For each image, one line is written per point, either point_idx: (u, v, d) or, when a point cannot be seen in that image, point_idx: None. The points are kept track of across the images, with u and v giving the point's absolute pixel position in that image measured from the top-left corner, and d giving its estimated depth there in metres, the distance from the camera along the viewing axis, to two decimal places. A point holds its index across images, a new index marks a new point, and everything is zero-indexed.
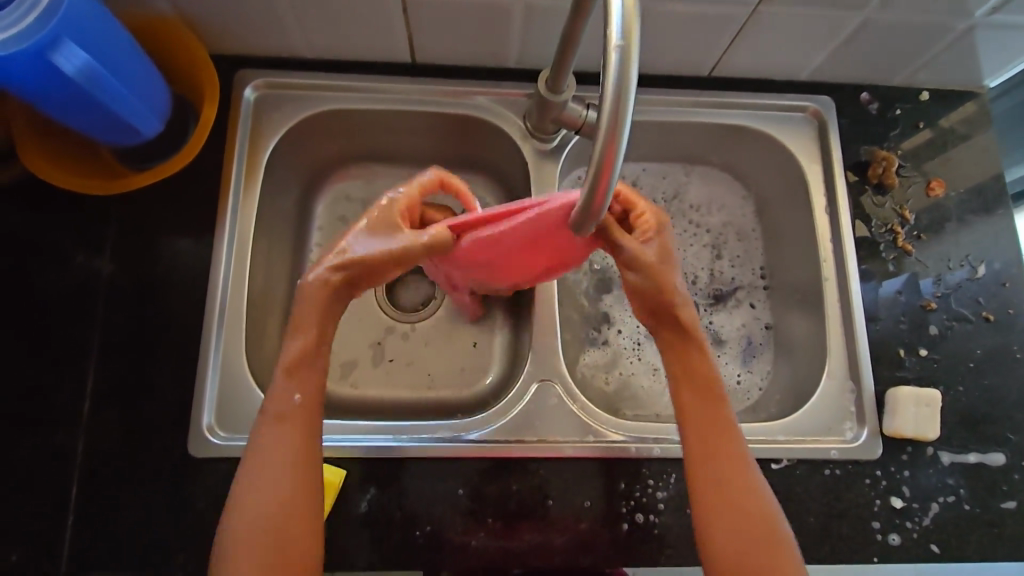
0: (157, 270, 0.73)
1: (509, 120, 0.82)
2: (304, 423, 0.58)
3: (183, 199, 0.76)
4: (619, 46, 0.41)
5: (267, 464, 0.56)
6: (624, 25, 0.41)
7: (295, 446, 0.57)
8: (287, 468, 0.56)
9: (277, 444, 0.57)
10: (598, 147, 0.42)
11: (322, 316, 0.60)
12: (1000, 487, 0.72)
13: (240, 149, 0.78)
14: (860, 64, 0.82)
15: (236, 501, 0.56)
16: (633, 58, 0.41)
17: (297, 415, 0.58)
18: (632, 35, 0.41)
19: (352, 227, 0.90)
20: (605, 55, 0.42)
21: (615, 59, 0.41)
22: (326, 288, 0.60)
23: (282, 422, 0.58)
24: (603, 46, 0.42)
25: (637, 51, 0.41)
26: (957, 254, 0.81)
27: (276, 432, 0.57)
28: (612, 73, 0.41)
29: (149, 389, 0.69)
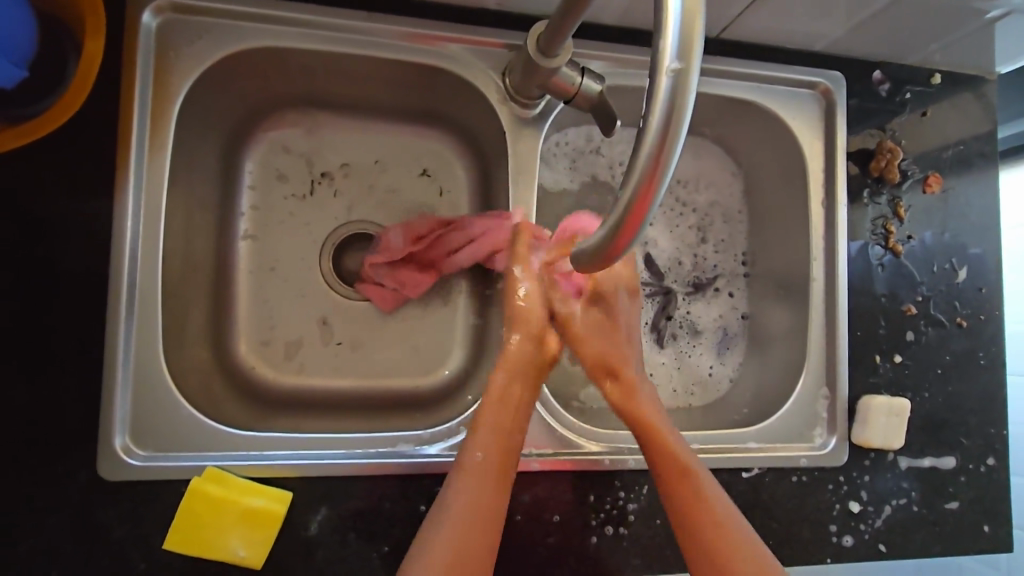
0: (39, 251, 0.58)
1: (485, 74, 0.69)
2: (498, 468, 0.58)
3: (67, 158, 0.59)
4: (674, 70, 0.32)
5: (491, 513, 0.56)
6: (682, 40, 0.32)
7: (495, 492, 0.57)
8: (483, 520, 0.55)
9: (482, 496, 0.56)
10: (628, 196, 0.35)
11: (482, 497, 0.56)
12: (947, 488, 0.75)
13: (142, 94, 0.60)
14: (879, 39, 0.73)
15: (439, 523, 0.54)
16: (689, 87, 0.32)
17: (493, 468, 0.57)
18: (692, 55, 0.32)
19: (290, 184, 0.76)
20: (655, 77, 0.32)
21: (667, 86, 0.32)
22: (478, 471, 0.57)
23: (484, 475, 0.57)
24: (653, 64, 0.33)
25: (694, 78, 0.32)
26: (942, 257, 0.78)
27: (482, 486, 0.56)
28: (660, 103, 0.32)
29: (42, 401, 0.57)
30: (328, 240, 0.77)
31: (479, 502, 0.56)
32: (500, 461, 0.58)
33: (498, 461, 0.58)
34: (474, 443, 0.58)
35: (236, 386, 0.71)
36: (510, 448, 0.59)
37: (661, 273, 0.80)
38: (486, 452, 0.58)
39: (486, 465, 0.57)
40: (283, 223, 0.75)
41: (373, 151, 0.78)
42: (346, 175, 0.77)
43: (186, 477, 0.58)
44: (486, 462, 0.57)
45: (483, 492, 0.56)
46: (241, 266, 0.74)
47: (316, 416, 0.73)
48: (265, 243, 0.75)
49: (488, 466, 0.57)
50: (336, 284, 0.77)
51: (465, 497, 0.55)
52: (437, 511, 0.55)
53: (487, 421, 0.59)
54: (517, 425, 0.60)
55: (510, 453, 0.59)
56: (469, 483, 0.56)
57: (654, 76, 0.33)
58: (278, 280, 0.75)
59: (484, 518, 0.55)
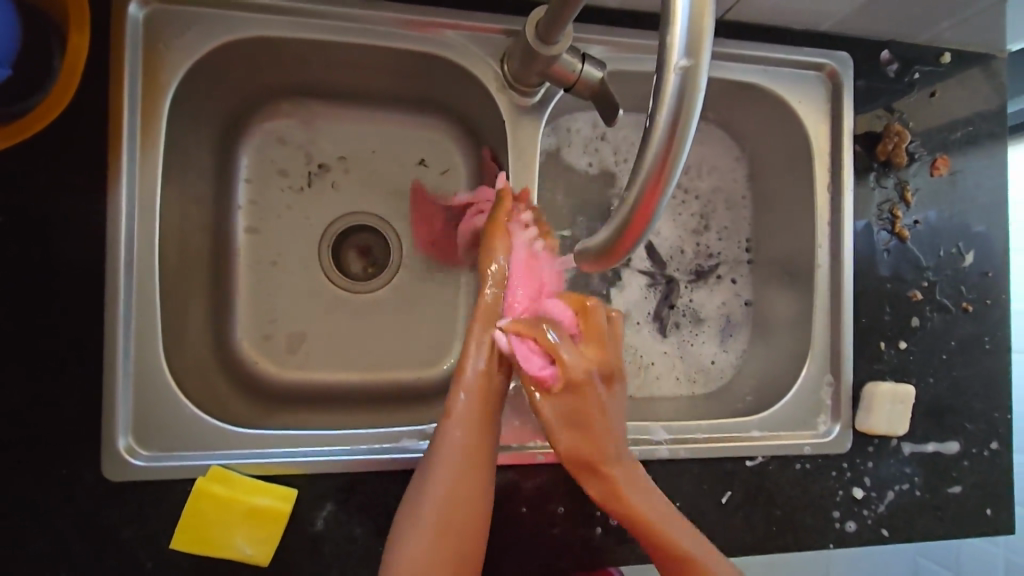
0: (33, 251, 0.57)
1: (483, 62, 0.67)
2: (483, 411, 0.58)
3: (57, 155, 0.58)
4: (683, 67, 0.30)
5: (484, 453, 0.57)
6: (691, 34, 0.30)
7: (484, 432, 0.58)
8: (473, 462, 0.56)
9: (473, 439, 0.57)
10: (633, 197, 0.33)
11: (473, 438, 0.57)
12: (950, 473, 0.75)
13: (132, 88, 0.59)
14: (888, 18, 0.71)
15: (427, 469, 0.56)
16: (699, 84, 0.31)
17: (479, 411, 0.58)
18: (702, 49, 0.30)
19: (286, 177, 0.75)
20: (663, 75, 0.31)
21: (675, 84, 0.30)
22: (465, 414, 0.58)
23: (472, 419, 0.58)
24: (660, 61, 0.31)
25: (705, 74, 0.31)
26: (949, 241, 0.77)
27: (468, 429, 0.57)
28: (668, 100, 0.31)
29: (43, 403, 0.57)
30: (326, 233, 0.76)
31: (470, 447, 0.57)
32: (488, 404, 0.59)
33: (486, 401, 0.59)
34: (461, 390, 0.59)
35: (239, 383, 0.71)
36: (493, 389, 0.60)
37: (663, 261, 0.80)
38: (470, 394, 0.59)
39: (474, 410, 0.58)
40: (280, 217, 0.74)
41: (369, 141, 0.76)
42: (342, 167, 0.76)
43: (191, 477, 0.58)
44: (477, 407, 0.58)
45: (472, 437, 0.57)
46: (240, 261, 0.73)
47: (318, 410, 0.73)
48: (263, 237, 0.74)
49: (475, 411, 0.58)
50: (335, 277, 0.76)
51: (454, 443, 0.57)
52: (430, 453, 0.57)
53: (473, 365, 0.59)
54: (503, 370, 0.60)
55: (497, 393, 0.60)
56: (457, 428, 0.57)
57: (661, 72, 0.31)
58: (277, 275, 0.74)
59: (475, 460, 0.57)
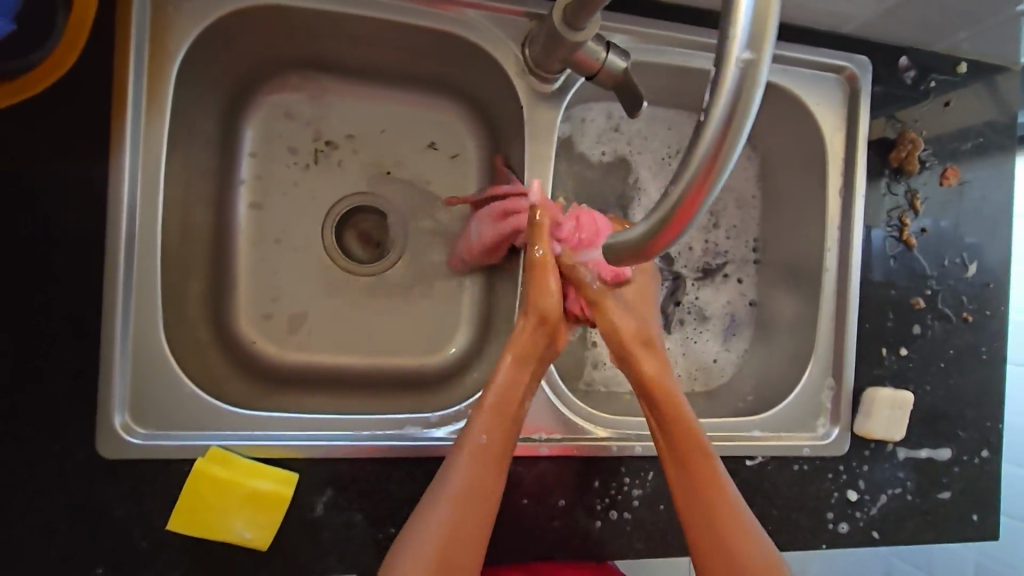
0: (28, 217, 0.54)
1: (504, 44, 0.65)
2: (498, 446, 0.57)
3: (56, 117, 0.55)
4: (744, 61, 0.30)
5: (490, 495, 0.55)
6: (754, 29, 0.30)
7: (495, 475, 0.56)
8: (478, 508, 0.54)
9: (480, 480, 0.55)
10: (678, 193, 0.32)
11: (477, 493, 0.55)
12: (941, 479, 0.76)
13: (139, 50, 0.56)
14: (910, 24, 0.71)
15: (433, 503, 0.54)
16: (758, 80, 0.30)
17: (493, 450, 0.56)
18: (765, 45, 0.30)
19: (292, 152, 0.72)
20: (722, 68, 0.30)
21: (735, 77, 0.30)
22: (478, 451, 0.56)
23: (485, 459, 0.56)
24: (720, 54, 0.30)
25: (764, 71, 0.30)
26: (953, 251, 0.78)
27: (482, 468, 0.55)
28: (725, 94, 0.30)
29: (35, 375, 0.54)
30: (331, 212, 0.74)
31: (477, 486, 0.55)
32: (502, 444, 0.57)
33: (498, 441, 0.57)
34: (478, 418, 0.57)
35: (238, 362, 0.69)
36: (511, 423, 0.58)
37: (670, 258, 0.79)
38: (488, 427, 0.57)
39: (490, 448, 0.56)
40: (285, 193, 0.72)
41: (379, 120, 0.74)
42: (351, 146, 0.74)
43: (189, 457, 0.57)
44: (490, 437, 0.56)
45: (478, 476, 0.55)
46: (242, 237, 0.71)
47: (317, 393, 0.72)
48: (267, 214, 0.72)
49: (489, 453, 0.56)
50: (339, 259, 0.75)
51: (462, 481, 0.55)
52: (437, 486, 0.55)
53: (488, 403, 0.57)
54: (519, 409, 0.58)
55: (511, 433, 0.58)
56: (468, 464, 0.55)
57: (720, 66, 0.31)
58: (280, 253, 0.72)
59: (481, 506, 0.54)
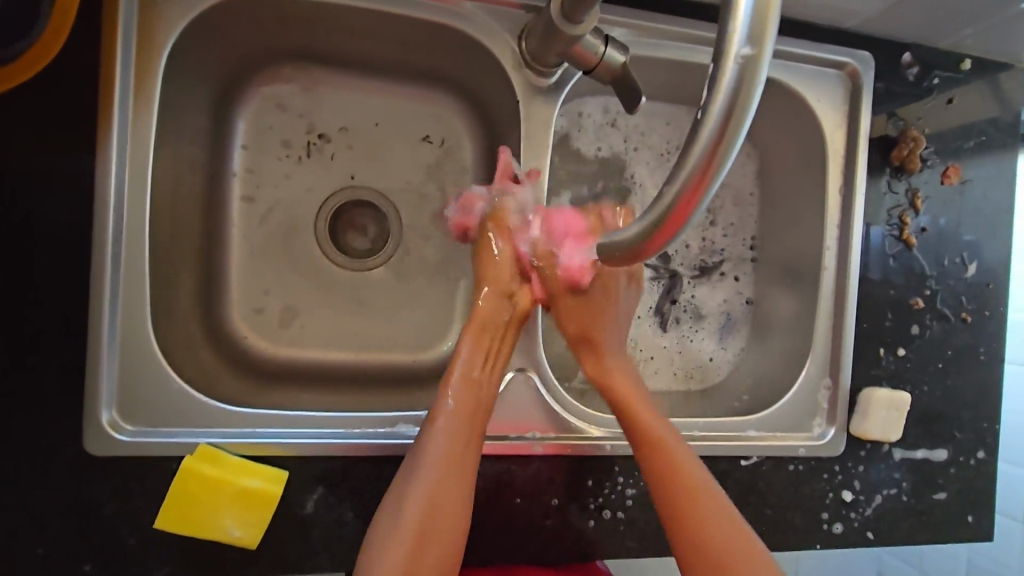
0: (14, 210, 0.54)
1: (500, 37, 0.64)
2: (468, 420, 0.58)
3: (42, 107, 0.54)
4: (743, 57, 0.29)
5: (466, 461, 0.57)
6: (754, 24, 0.29)
7: (469, 443, 0.57)
8: (455, 473, 0.56)
9: (455, 447, 0.56)
10: (673, 193, 0.31)
11: (454, 458, 0.56)
12: (936, 480, 0.76)
13: (125, 40, 0.55)
14: (914, 20, 0.70)
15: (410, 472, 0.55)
16: (758, 77, 0.29)
17: (465, 418, 0.58)
18: (765, 41, 0.29)
19: (285, 146, 0.71)
20: (720, 64, 0.29)
21: (733, 73, 0.29)
22: (451, 421, 0.57)
23: (458, 426, 0.57)
24: (718, 49, 0.29)
25: (765, 68, 0.29)
26: (953, 251, 0.77)
27: (455, 435, 0.57)
28: (723, 91, 0.29)
29: (22, 370, 0.54)
30: (324, 206, 0.73)
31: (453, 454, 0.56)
32: (476, 415, 0.59)
33: (471, 411, 0.59)
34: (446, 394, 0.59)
35: (229, 358, 0.68)
36: (480, 398, 0.60)
37: (667, 255, 0.78)
38: (458, 400, 0.59)
39: (460, 420, 0.58)
40: (277, 187, 0.71)
41: (373, 113, 0.73)
42: (344, 140, 0.73)
43: (178, 455, 0.56)
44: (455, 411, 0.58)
45: (459, 446, 0.56)
46: (233, 231, 0.70)
47: (308, 389, 0.71)
48: (259, 208, 0.71)
49: (459, 422, 0.57)
50: (332, 254, 0.74)
51: (441, 444, 0.56)
52: (414, 454, 0.56)
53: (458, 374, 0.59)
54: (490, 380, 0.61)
55: (480, 406, 0.59)
56: (442, 433, 0.57)
57: (718, 61, 0.30)
58: (272, 248, 0.71)
59: (458, 470, 0.55)
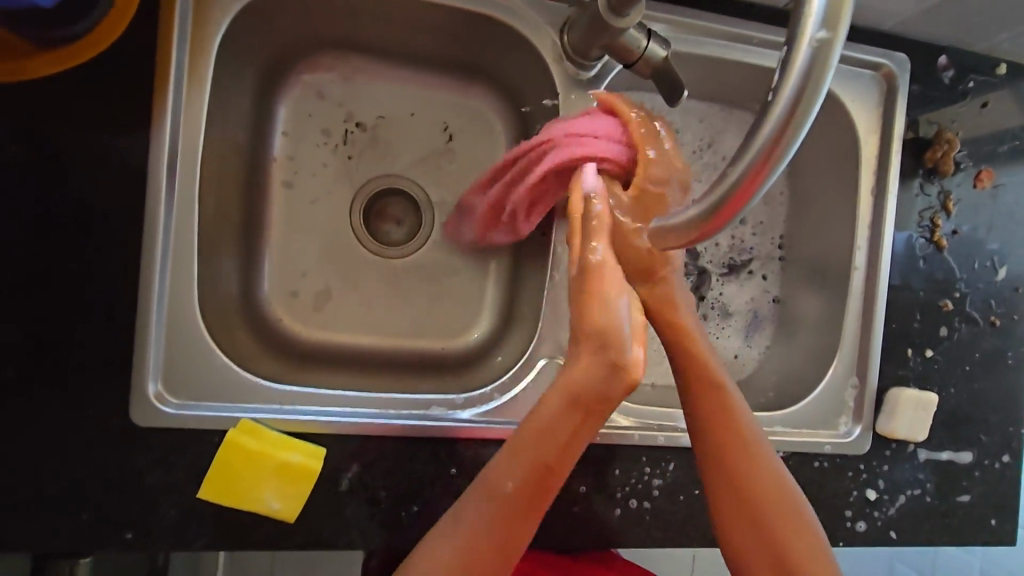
0: (71, 185, 0.55)
1: (542, 30, 0.65)
2: (529, 502, 0.49)
3: (102, 86, 0.56)
4: (816, 41, 0.30)
5: (508, 546, 0.48)
6: (828, 11, 0.30)
7: (519, 527, 0.48)
8: (489, 561, 0.47)
9: (502, 528, 0.48)
10: (737, 174, 0.32)
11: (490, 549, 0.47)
12: (961, 482, 0.76)
13: (181, 21, 0.56)
14: (952, 23, 0.70)
15: (443, 538, 0.48)
16: (829, 62, 0.30)
17: (524, 502, 0.48)
18: (838, 29, 0.30)
19: (324, 133, 0.73)
20: (793, 48, 0.30)
21: (805, 57, 0.30)
22: (504, 502, 0.48)
23: (513, 510, 0.48)
24: (792, 34, 0.31)
25: (836, 55, 0.30)
26: (983, 254, 0.77)
27: (505, 519, 0.48)
28: (796, 74, 0.30)
29: (75, 341, 0.55)
30: (360, 193, 0.75)
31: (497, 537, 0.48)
32: (536, 500, 0.49)
33: (532, 489, 0.49)
34: (509, 463, 0.49)
35: (265, 338, 0.70)
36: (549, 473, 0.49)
37: (696, 253, 0.78)
38: (518, 479, 0.48)
39: (517, 504, 0.48)
40: (315, 173, 0.73)
41: (410, 103, 0.75)
42: (381, 129, 0.74)
43: (220, 429, 0.57)
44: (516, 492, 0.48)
45: (506, 531, 0.48)
46: (272, 214, 0.71)
47: (340, 372, 0.72)
48: (299, 192, 0.72)
49: (514, 502, 0.48)
50: (366, 240, 0.75)
51: (485, 527, 0.48)
52: (454, 522, 0.48)
53: (524, 445, 0.49)
54: (569, 457, 0.49)
55: (545, 485, 0.49)
56: (485, 510, 0.48)
57: (790, 46, 0.31)
58: (308, 231, 0.73)
59: (497, 554, 0.47)
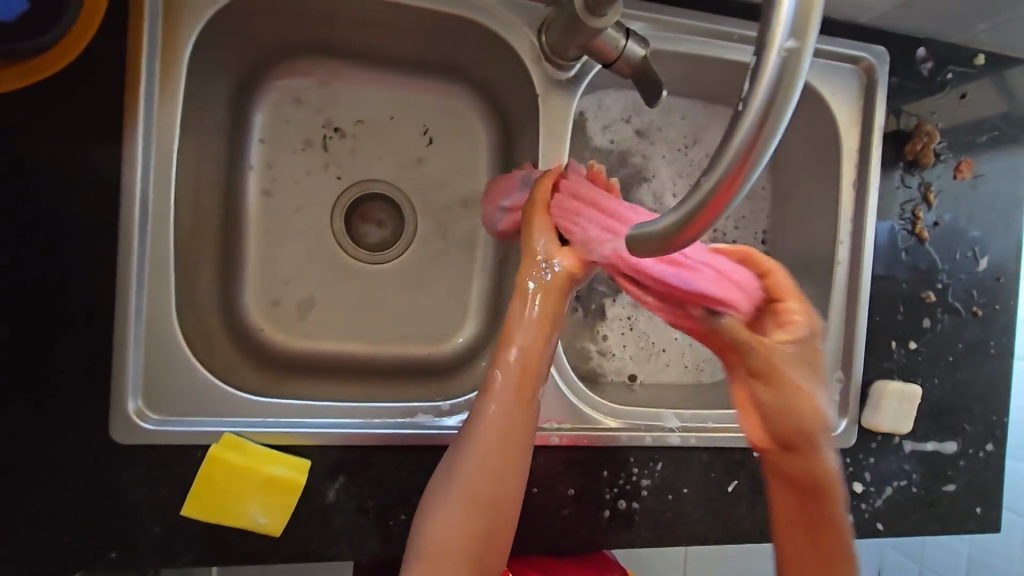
0: (41, 199, 0.54)
1: (519, 30, 0.64)
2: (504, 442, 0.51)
3: (70, 97, 0.54)
4: (786, 49, 0.29)
5: (497, 484, 0.51)
6: (797, 17, 0.29)
7: (500, 463, 0.51)
8: (479, 503, 0.50)
9: (489, 466, 0.51)
10: (710, 184, 0.32)
11: (477, 491, 0.50)
12: (946, 472, 0.77)
13: (150, 29, 0.55)
14: (930, 15, 0.70)
15: (445, 493, 0.51)
16: (799, 69, 0.30)
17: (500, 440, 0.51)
18: (807, 36, 0.30)
19: (302, 138, 0.72)
20: (762, 55, 0.30)
21: (775, 65, 0.29)
22: (486, 448, 0.51)
23: (492, 448, 0.51)
24: (761, 41, 0.30)
25: (806, 62, 0.30)
26: (964, 245, 0.77)
27: (486, 456, 0.51)
28: (766, 82, 0.30)
29: (51, 359, 0.54)
30: (341, 199, 0.74)
31: (483, 476, 0.51)
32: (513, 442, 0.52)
33: (506, 428, 0.52)
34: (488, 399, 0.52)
35: (248, 349, 0.69)
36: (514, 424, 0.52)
37: None
38: (495, 420, 0.51)
39: (497, 442, 0.51)
40: (294, 179, 0.72)
41: (389, 106, 0.74)
42: (360, 133, 0.73)
43: (202, 443, 0.57)
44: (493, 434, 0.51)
45: (491, 474, 0.51)
46: (252, 223, 0.70)
47: (325, 380, 0.71)
48: (278, 200, 0.71)
49: (493, 440, 0.51)
50: (348, 246, 0.74)
51: (473, 470, 0.51)
52: (448, 468, 0.52)
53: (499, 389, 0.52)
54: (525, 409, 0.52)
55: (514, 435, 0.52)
56: (475, 457, 0.51)
57: (760, 53, 0.30)
58: (288, 239, 0.72)
59: (484, 494, 0.50)
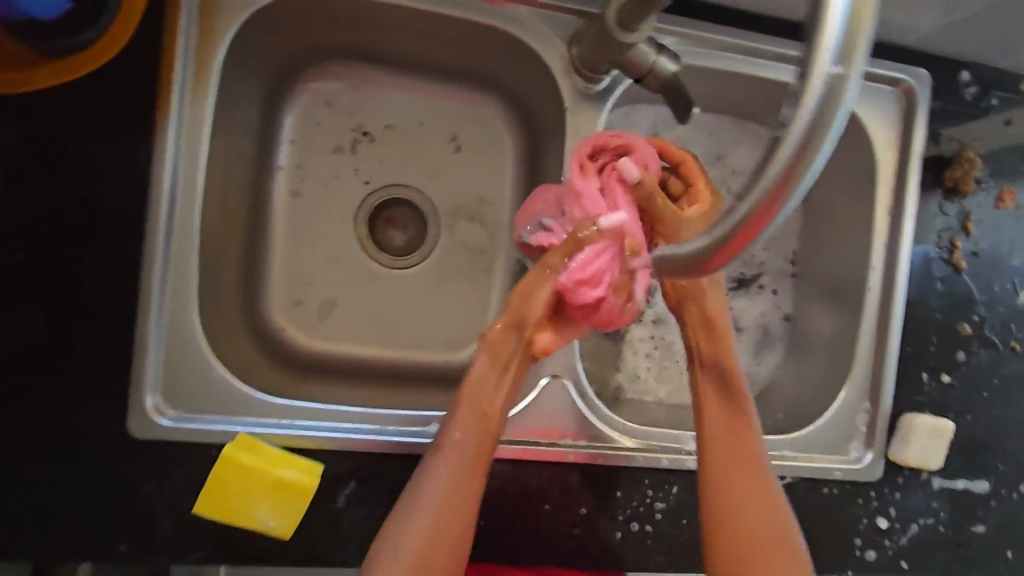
0: (74, 194, 0.55)
1: (551, 42, 0.64)
2: (472, 464, 0.54)
3: (106, 95, 0.56)
4: (831, 74, 0.28)
5: (466, 501, 0.53)
6: (845, 40, 0.28)
7: (472, 480, 0.53)
8: (453, 520, 0.52)
9: (459, 481, 0.53)
10: (745, 210, 0.31)
11: (450, 505, 0.52)
12: (976, 512, 0.74)
13: (187, 30, 0.56)
14: (975, 38, 0.68)
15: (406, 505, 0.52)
16: (845, 94, 0.29)
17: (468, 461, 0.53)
18: (854, 60, 0.28)
19: (330, 141, 0.72)
20: (806, 79, 0.29)
21: (819, 90, 0.28)
22: (452, 472, 0.53)
23: (461, 472, 0.53)
24: (805, 64, 0.29)
25: (852, 87, 0.28)
26: (1004, 277, 0.74)
27: (457, 472, 0.53)
28: (809, 107, 0.29)
29: (74, 352, 0.55)
30: (366, 202, 0.74)
31: (454, 492, 0.52)
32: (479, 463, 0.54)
33: (474, 449, 0.54)
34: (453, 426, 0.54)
35: (266, 349, 0.69)
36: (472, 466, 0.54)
37: None
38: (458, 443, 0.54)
39: (462, 460, 0.53)
40: (320, 181, 0.72)
41: (418, 112, 0.74)
42: (388, 138, 0.74)
43: (217, 442, 0.57)
44: (462, 457, 0.53)
45: (461, 488, 0.53)
46: (276, 224, 0.71)
47: (341, 382, 0.71)
48: (303, 201, 0.72)
49: (461, 461, 0.53)
50: (371, 250, 0.74)
51: (441, 488, 0.52)
52: (414, 488, 0.53)
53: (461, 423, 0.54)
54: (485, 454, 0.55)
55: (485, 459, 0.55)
56: (439, 473, 0.53)
57: (803, 77, 0.29)
58: (311, 241, 0.72)
59: (458, 506, 0.52)
